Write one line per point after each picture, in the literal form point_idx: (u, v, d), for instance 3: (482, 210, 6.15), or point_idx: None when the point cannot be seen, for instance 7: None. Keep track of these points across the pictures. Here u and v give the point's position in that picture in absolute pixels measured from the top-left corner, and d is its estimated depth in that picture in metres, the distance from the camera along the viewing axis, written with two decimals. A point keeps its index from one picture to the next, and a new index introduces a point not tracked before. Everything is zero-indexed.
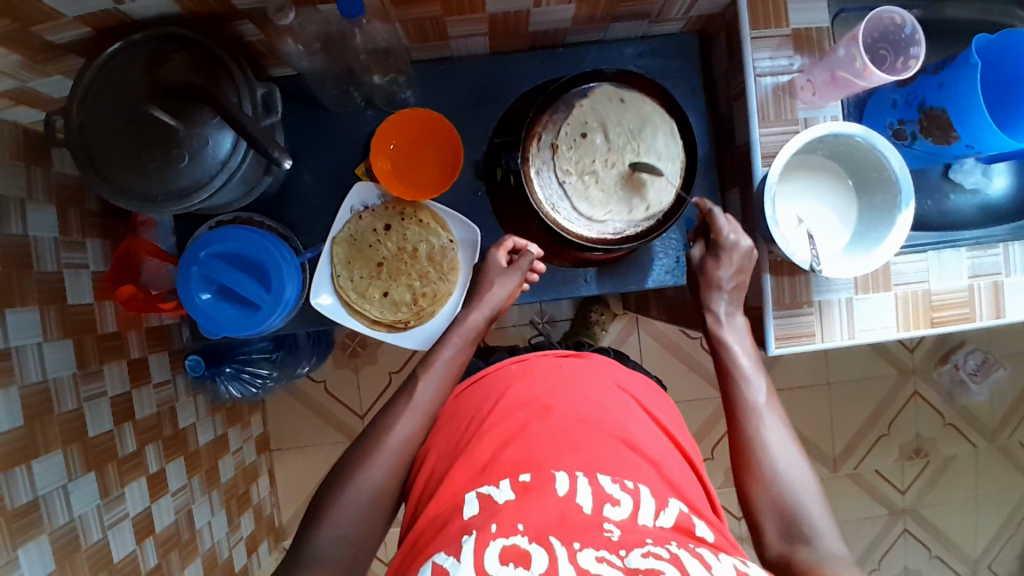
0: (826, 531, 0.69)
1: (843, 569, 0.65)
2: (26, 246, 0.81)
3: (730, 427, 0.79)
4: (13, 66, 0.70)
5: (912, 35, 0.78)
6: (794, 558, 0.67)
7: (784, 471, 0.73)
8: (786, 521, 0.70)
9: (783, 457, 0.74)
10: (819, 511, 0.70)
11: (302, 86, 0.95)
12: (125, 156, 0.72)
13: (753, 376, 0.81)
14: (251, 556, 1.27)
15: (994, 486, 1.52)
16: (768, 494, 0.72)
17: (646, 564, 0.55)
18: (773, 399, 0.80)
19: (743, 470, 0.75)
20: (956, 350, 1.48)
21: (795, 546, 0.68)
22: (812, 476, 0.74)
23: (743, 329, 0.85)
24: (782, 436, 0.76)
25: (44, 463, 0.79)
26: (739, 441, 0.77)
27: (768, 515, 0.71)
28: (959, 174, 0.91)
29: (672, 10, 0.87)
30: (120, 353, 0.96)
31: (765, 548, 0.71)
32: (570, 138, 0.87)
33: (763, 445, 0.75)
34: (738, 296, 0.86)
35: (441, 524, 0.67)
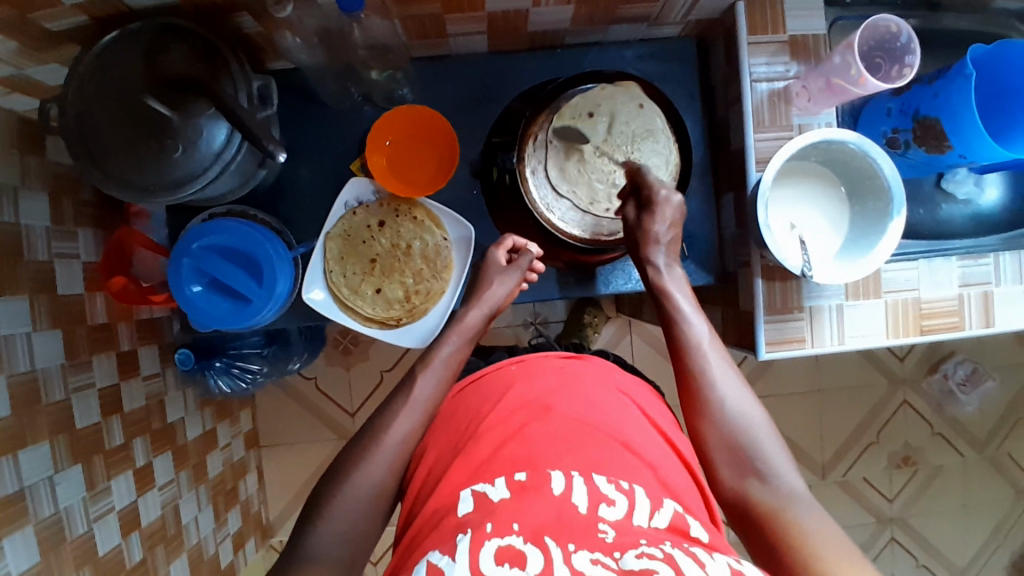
0: (778, 463, 0.73)
1: (792, 497, 0.70)
2: (17, 234, 0.80)
3: (678, 373, 0.82)
4: (9, 52, 0.70)
5: (907, 44, 0.78)
6: (748, 490, 0.72)
7: (732, 410, 0.77)
8: (741, 460, 0.74)
9: (730, 396, 0.78)
10: (769, 442, 0.75)
11: (299, 80, 0.95)
12: (119, 145, 0.71)
13: (698, 323, 0.84)
14: (237, 553, 1.26)
15: (981, 497, 1.53)
16: (720, 432, 0.76)
17: (641, 564, 0.55)
18: (715, 341, 0.83)
19: (698, 414, 0.78)
20: (946, 360, 1.49)
21: (747, 479, 0.73)
22: (758, 412, 0.78)
23: (682, 280, 0.88)
24: (727, 376, 0.80)
25: (30, 454, 0.79)
26: (688, 384, 0.80)
27: (721, 452, 0.75)
28: (952, 183, 0.92)
29: (671, 14, 0.88)
30: (110, 345, 0.96)
31: (720, 482, 0.75)
32: (562, 137, 0.88)
33: (712, 388, 0.79)
34: (673, 249, 0.88)
35: (437, 520, 0.67)
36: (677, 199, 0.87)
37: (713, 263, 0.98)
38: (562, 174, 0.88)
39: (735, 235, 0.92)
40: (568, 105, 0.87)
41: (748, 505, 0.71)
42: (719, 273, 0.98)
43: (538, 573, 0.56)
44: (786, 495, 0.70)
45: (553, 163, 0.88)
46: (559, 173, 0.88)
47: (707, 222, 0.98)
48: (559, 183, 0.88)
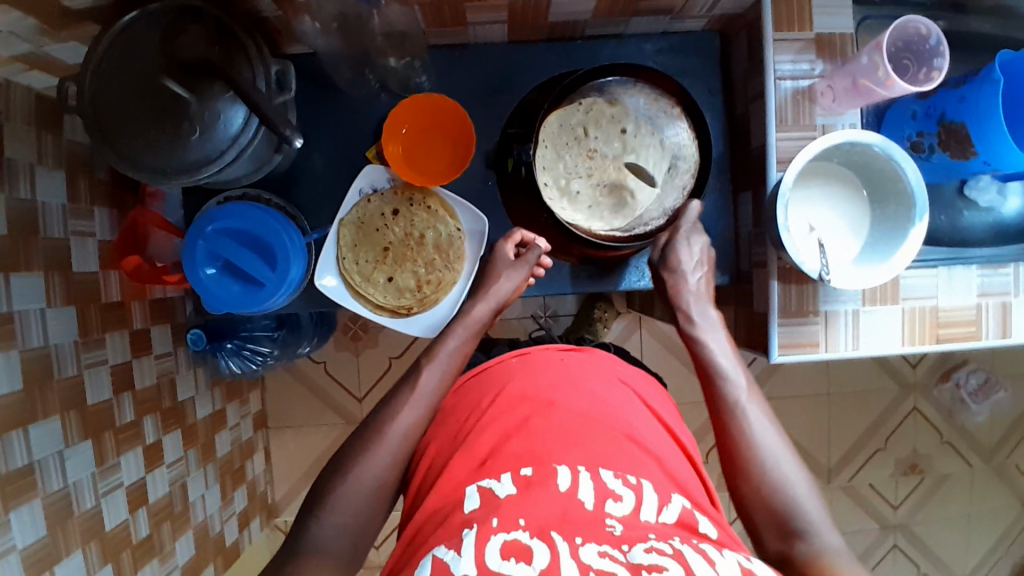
0: (820, 523, 0.69)
1: (845, 567, 0.65)
2: (33, 211, 0.81)
3: (717, 428, 0.79)
4: (29, 29, 0.70)
5: (936, 46, 0.77)
6: (794, 556, 0.68)
7: (772, 466, 0.73)
8: (780, 518, 0.70)
9: (772, 451, 0.74)
10: (813, 505, 0.71)
11: (317, 64, 0.94)
12: (138, 129, 0.71)
13: (734, 375, 0.81)
14: (242, 532, 1.28)
15: (988, 507, 1.52)
16: (759, 494, 0.72)
17: (650, 560, 0.55)
18: (755, 397, 0.79)
19: (732, 467, 0.75)
20: (959, 368, 1.47)
21: (792, 543, 0.69)
22: (799, 467, 0.73)
23: (717, 325, 0.87)
24: (771, 433, 0.76)
25: (41, 429, 0.79)
26: (726, 442, 0.77)
27: (763, 517, 0.71)
28: (974, 190, 0.90)
29: (695, 8, 0.86)
30: (123, 323, 0.96)
31: (764, 547, 0.70)
32: (591, 112, 0.90)
33: (751, 444, 0.75)
34: (705, 286, 0.90)
35: (442, 519, 0.66)
36: (706, 243, 0.91)
37: (728, 263, 0.97)
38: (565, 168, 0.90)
39: (752, 236, 0.91)
40: (619, 104, 0.90)
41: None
42: (734, 273, 0.97)
43: (545, 569, 0.56)
44: (834, 560, 0.66)
45: (558, 156, 0.90)
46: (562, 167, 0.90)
47: (724, 220, 0.97)
48: (545, 140, 0.89)
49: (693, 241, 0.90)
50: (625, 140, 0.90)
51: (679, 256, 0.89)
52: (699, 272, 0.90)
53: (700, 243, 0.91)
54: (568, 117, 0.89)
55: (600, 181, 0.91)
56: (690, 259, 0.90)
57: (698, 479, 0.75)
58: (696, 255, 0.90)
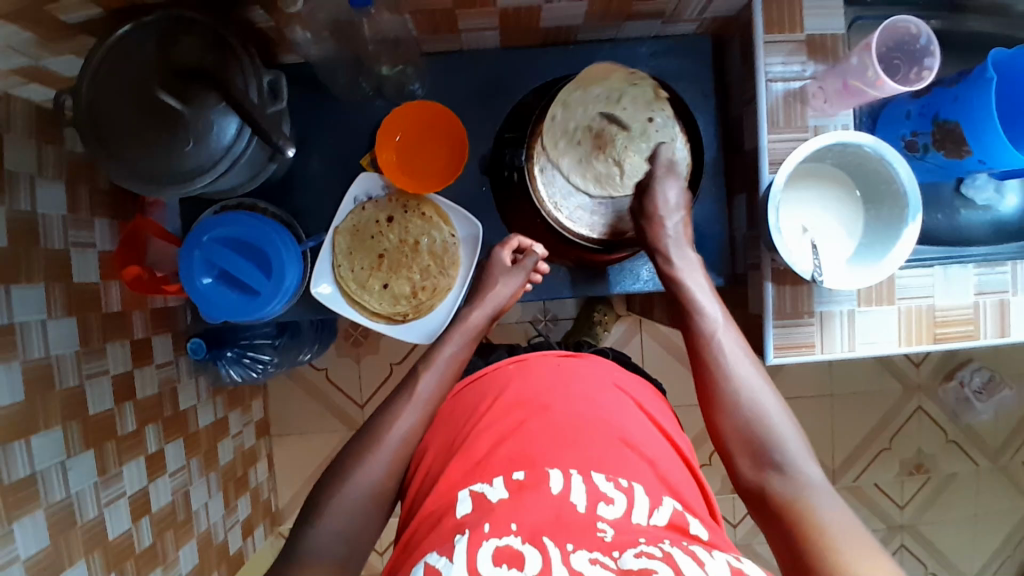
0: (794, 450, 0.71)
1: (817, 492, 0.67)
2: (34, 222, 0.82)
3: (695, 364, 0.80)
4: (26, 43, 0.71)
5: (926, 46, 0.76)
6: (766, 488, 0.69)
7: (750, 401, 0.74)
8: (754, 447, 0.72)
9: (750, 386, 0.75)
10: (789, 436, 0.72)
11: (311, 73, 0.95)
12: (133, 137, 0.72)
13: (712, 311, 0.81)
14: (246, 539, 1.28)
15: (995, 507, 1.51)
16: (735, 427, 0.74)
17: (640, 565, 0.55)
18: (733, 332, 0.79)
19: (709, 402, 0.77)
20: (963, 368, 1.46)
21: (767, 473, 0.70)
22: (774, 398, 0.75)
23: (696, 265, 0.85)
24: (749, 367, 0.76)
25: (43, 439, 0.80)
26: (703, 377, 0.78)
27: (739, 448, 0.73)
28: (971, 188, 0.90)
29: (686, 11, 0.86)
30: (124, 332, 0.97)
31: (740, 476, 0.72)
32: (620, 97, 0.86)
33: (727, 377, 0.76)
34: (685, 229, 0.86)
35: (434, 521, 0.67)
36: (683, 185, 0.86)
37: (723, 265, 0.97)
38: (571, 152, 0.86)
39: (746, 237, 0.91)
40: (642, 91, 0.87)
41: (768, 502, 0.68)
42: (729, 275, 0.96)
43: (536, 575, 0.56)
44: (805, 487, 0.67)
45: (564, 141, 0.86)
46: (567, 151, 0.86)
47: (719, 222, 0.97)
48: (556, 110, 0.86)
49: (672, 186, 0.86)
50: (648, 129, 0.86)
51: (661, 201, 0.85)
52: (679, 216, 0.86)
53: (678, 185, 0.86)
54: (577, 103, 0.86)
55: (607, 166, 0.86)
56: (670, 203, 0.85)
57: (698, 491, 0.75)
58: (677, 199, 0.86)
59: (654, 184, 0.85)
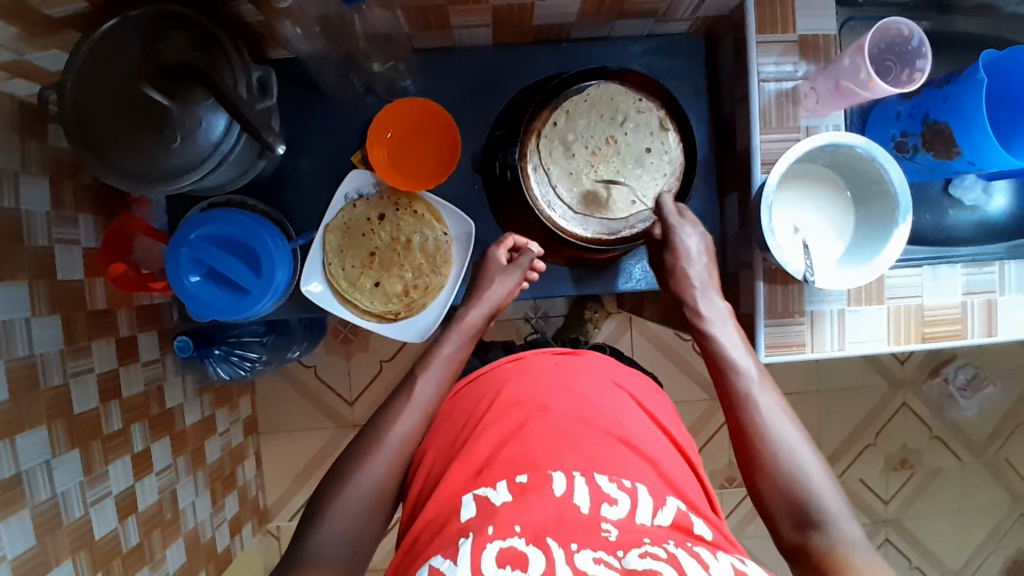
0: (836, 510, 0.69)
1: (863, 556, 0.64)
2: (17, 219, 0.80)
3: (730, 421, 0.79)
4: (10, 37, 0.69)
5: (918, 48, 0.76)
6: (810, 547, 0.67)
7: (786, 457, 0.73)
8: (796, 506, 0.70)
9: (787, 443, 0.74)
10: (830, 495, 0.70)
11: (301, 69, 0.94)
12: (119, 134, 0.71)
13: (746, 365, 0.80)
14: (234, 537, 1.27)
15: (978, 501, 1.53)
16: (775, 486, 0.71)
17: (644, 565, 0.56)
18: (769, 389, 0.79)
19: (747, 459, 0.75)
20: (947, 364, 1.48)
21: (808, 534, 0.68)
22: (813, 456, 0.73)
23: (726, 315, 0.85)
24: (786, 426, 0.75)
25: (28, 438, 0.79)
26: (740, 435, 0.76)
27: (779, 508, 0.71)
28: (959, 189, 0.91)
29: (679, 10, 0.86)
30: (109, 330, 0.95)
31: (782, 538, 0.70)
32: (625, 121, 0.87)
33: (764, 433, 0.75)
34: (710, 276, 0.87)
35: (438, 527, 0.66)
36: (703, 233, 0.88)
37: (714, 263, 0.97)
38: (563, 158, 0.87)
39: (738, 237, 0.91)
40: (645, 114, 0.88)
41: (812, 566, 0.66)
42: (720, 274, 0.97)
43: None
44: (850, 549, 0.65)
45: (558, 143, 0.87)
46: (560, 156, 0.87)
47: (710, 221, 0.97)
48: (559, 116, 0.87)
49: (691, 234, 0.87)
50: (642, 155, 0.88)
51: (682, 250, 0.86)
52: (702, 262, 0.87)
53: (697, 232, 0.88)
54: (575, 108, 0.87)
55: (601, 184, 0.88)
56: (692, 252, 0.86)
57: (701, 490, 0.75)
58: (697, 247, 0.87)
59: (674, 234, 0.86)
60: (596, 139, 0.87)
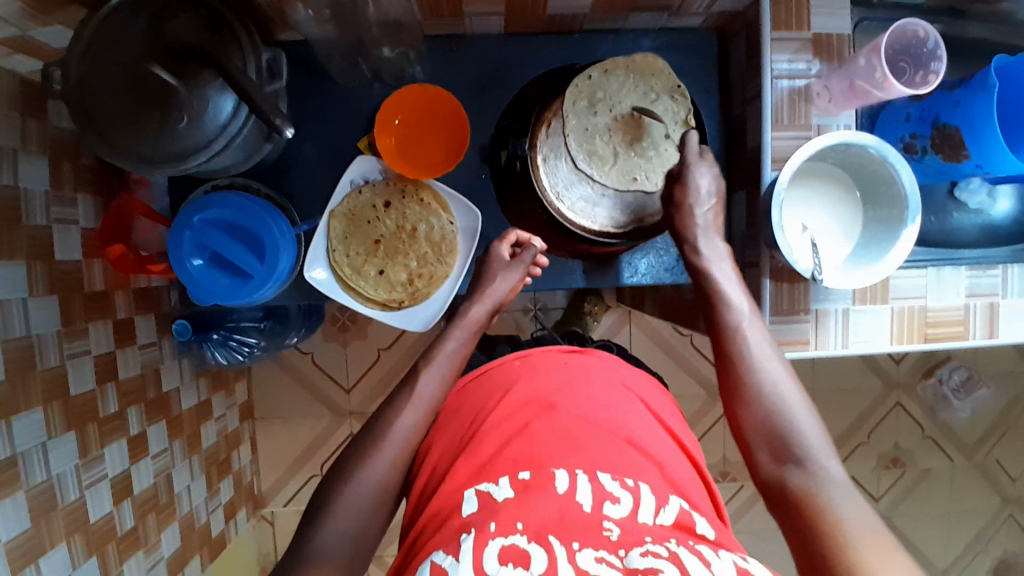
0: (816, 445, 0.69)
1: (836, 489, 0.64)
2: (15, 198, 0.79)
3: (718, 357, 0.78)
4: (12, 12, 0.68)
5: (934, 49, 0.76)
6: (783, 480, 0.67)
7: (771, 393, 0.73)
8: (775, 439, 0.70)
9: (772, 380, 0.73)
10: (811, 432, 0.70)
11: (308, 52, 0.92)
12: (123, 114, 0.69)
13: (739, 301, 0.79)
14: (228, 523, 1.27)
15: (967, 501, 1.55)
16: (758, 419, 0.72)
17: (645, 564, 0.56)
18: (759, 326, 0.78)
19: (733, 393, 0.75)
20: (941, 366, 1.50)
21: (785, 468, 0.68)
22: (798, 394, 0.73)
23: (725, 255, 0.82)
24: (774, 363, 0.75)
25: (24, 420, 0.78)
26: (728, 368, 0.76)
27: (758, 441, 0.71)
28: (964, 193, 0.91)
29: (693, 4, 0.85)
30: (106, 313, 0.94)
31: (757, 470, 0.70)
32: (655, 100, 0.86)
33: (752, 369, 0.74)
34: (715, 219, 0.84)
35: (441, 520, 0.66)
36: (716, 173, 0.84)
37: None
38: (584, 122, 0.85)
39: (745, 234, 0.91)
40: (674, 100, 0.87)
41: (785, 498, 0.66)
42: None
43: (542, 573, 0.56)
44: (824, 483, 0.65)
45: (585, 107, 0.85)
46: (581, 120, 0.85)
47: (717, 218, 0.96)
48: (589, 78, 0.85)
49: (704, 174, 0.84)
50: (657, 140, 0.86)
51: (693, 188, 0.83)
52: (710, 205, 0.84)
53: (711, 173, 0.84)
54: (614, 77, 0.86)
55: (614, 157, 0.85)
56: (703, 191, 0.83)
57: (706, 494, 0.75)
58: (709, 188, 0.83)
59: (688, 170, 0.83)
60: (623, 108, 0.85)
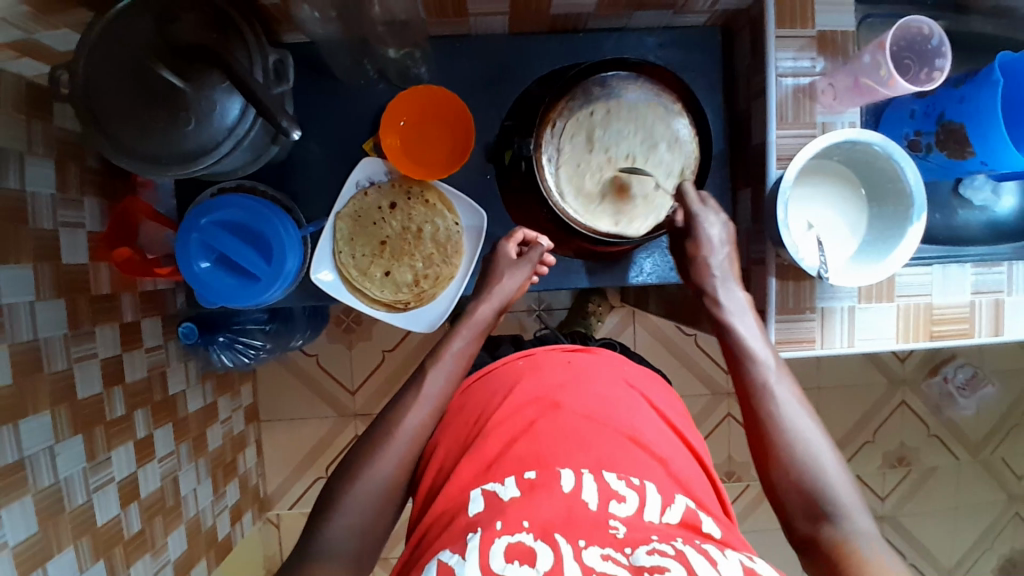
0: (851, 503, 0.67)
1: (875, 552, 0.63)
2: (22, 201, 0.79)
3: (745, 411, 0.76)
4: (19, 15, 0.68)
5: (938, 47, 0.77)
6: (821, 541, 0.66)
7: (802, 448, 0.71)
8: (810, 499, 0.68)
9: (801, 433, 0.72)
10: (845, 488, 0.68)
11: (314, 53, 0.92)
12: (129, 113, 0.69)
13: (763, 356, 0.78)
14: (234, 525, 1.27)
15: (972, 500, 1.55)
16: (789, 479, 0.70)
17: (653, 562, 0.56)
18: (787, 380, 0.76)
19: (761, 451, 0.73)
20: (947, 364, 1.49)
21: (820, 527, 0.67)
22: (830, 450, 0.71)
23: (745, 305, 0.82)
24: (802, 416, 0.73)
25: (31, 423, 0.78)
26: (756, 426, 0.74)
27: (791, 500, 0.69)
28: (969, 189, 0.91)
29: (698, 3, 0.86)
30: (113, 315, 0.94)
31: (792, 530, 0.69)
32: (661, 122, 0.89)
33: (780, 426, 0.72)
34: (732, 266, 0.85)
35: (447, 520, 0.66)
36: (724, 221, 0.86)
37: None
38: (588, 127, 0.88)
39: (750, 232, 0.91)
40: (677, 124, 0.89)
41: (822, 560, 0.65)
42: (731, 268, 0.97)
43: (548, 571, 0.56)
44: (862, 545, 0.64)
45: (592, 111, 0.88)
46: (586, 123, 0.88)
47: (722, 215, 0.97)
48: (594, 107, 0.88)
49: (714, 222, 0.86)
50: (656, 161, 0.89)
51: (704, 239, 0.85)
52: (724, 252, 0.85)
53: (720, 221, 0.86)
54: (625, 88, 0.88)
55: (612, 169, 0.88)
56: (714, 241, 0.85)
57: (714, 494, 0.75)
58: (721, 235, 0.85)
59: (695, 221, 0.85)
60: (626, 125, 0.88)
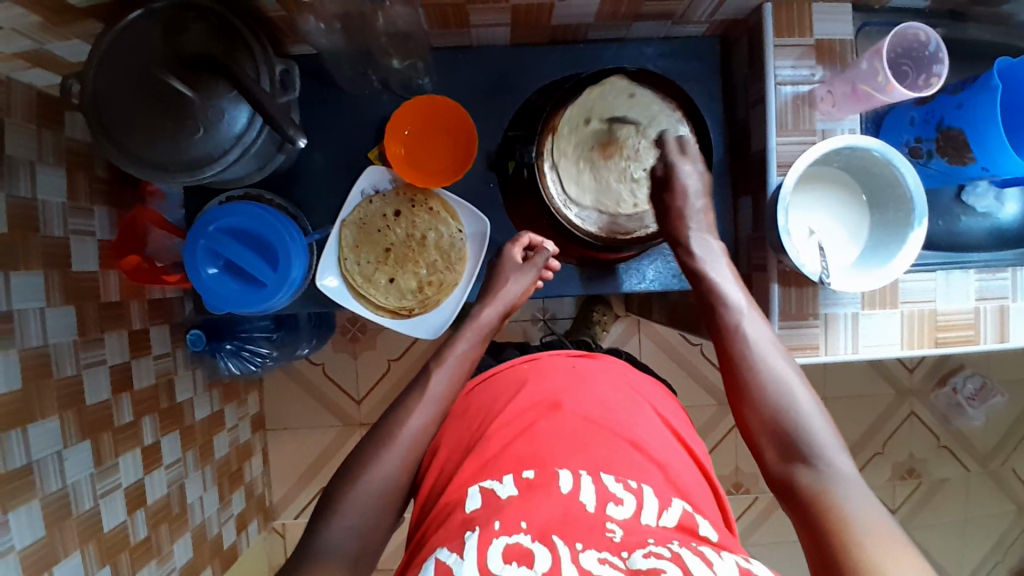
0: (822, 439, 0.68)
1: (847, 487, 0.64)
2: (33, 209, 0.80)
3: (721, 357, 0.78)
4: (31, 26, 0.70)
5: (935, 53, 0.77)
6: (791, 477, 0.67)
7: (774, 391, 0.72)
8: (780, 435, 0.70)
9: (775, 375, 0.73)
10: (816, 424, 0.70)
11: (320, 65, 0.94)
12: (137, 122, 0.71)
13: (739, 303, 0.79)
14: (239, 534, 1.27)
15: (984, 512, 1.53)
16: (762, 418, 0.72)
17: (648, 565, 0.56)
18: (760, 323, 0.78)
19: (736, 394, 0.75)
20: (955, 373, 1.48)
21: (792, 466, 0.68)
22: (803, 390, 0.72)
23: (719, 254, 0.84)
24: (777, 358, 0.75)
25: (39, 429, 0.79)
26: (732, 371, 0.76)
27: (764, 438, 0.71)
28: (972, 197, 0.91)
29: (696, 13, 0.87)
30: (121, 322, 0.95)
31: (767, 469, 0.70)
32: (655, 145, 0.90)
33: (753, 369, 0.74)
34: (706, 218, 0.87)
35: (444, 517, 0.66)
36: (700, 171, 0.88)
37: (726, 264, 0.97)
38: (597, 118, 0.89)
39: (751, 238, 0.92)
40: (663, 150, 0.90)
41: (795, 496, 0.66)
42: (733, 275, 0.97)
43: (545, 572, 0.56)
44: (833, 478, 0.65)
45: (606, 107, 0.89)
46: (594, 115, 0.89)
47: (724, 222, 0.97)
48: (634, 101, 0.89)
49: (689, 172, 0.87)
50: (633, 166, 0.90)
51: (681, 188, 0.86)
52: (699, 204, 0.86)
53: (696, 170, 0.88)
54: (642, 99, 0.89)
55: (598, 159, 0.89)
56: (691, 189, 0.86)
57: (711, 496, 0.75)
58: (697, 186, 0.87)
59: (674, 170, 0.87)
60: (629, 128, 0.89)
